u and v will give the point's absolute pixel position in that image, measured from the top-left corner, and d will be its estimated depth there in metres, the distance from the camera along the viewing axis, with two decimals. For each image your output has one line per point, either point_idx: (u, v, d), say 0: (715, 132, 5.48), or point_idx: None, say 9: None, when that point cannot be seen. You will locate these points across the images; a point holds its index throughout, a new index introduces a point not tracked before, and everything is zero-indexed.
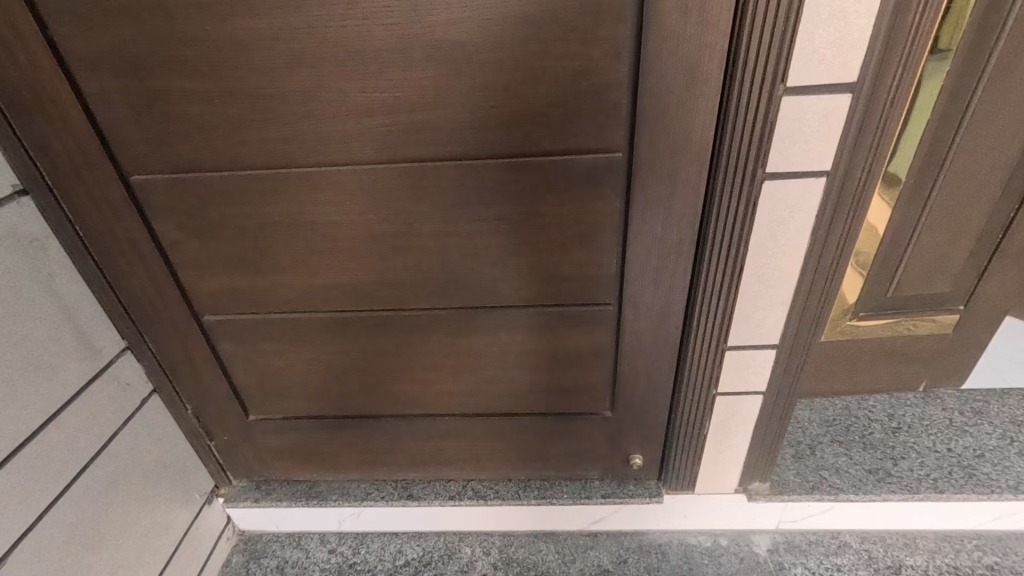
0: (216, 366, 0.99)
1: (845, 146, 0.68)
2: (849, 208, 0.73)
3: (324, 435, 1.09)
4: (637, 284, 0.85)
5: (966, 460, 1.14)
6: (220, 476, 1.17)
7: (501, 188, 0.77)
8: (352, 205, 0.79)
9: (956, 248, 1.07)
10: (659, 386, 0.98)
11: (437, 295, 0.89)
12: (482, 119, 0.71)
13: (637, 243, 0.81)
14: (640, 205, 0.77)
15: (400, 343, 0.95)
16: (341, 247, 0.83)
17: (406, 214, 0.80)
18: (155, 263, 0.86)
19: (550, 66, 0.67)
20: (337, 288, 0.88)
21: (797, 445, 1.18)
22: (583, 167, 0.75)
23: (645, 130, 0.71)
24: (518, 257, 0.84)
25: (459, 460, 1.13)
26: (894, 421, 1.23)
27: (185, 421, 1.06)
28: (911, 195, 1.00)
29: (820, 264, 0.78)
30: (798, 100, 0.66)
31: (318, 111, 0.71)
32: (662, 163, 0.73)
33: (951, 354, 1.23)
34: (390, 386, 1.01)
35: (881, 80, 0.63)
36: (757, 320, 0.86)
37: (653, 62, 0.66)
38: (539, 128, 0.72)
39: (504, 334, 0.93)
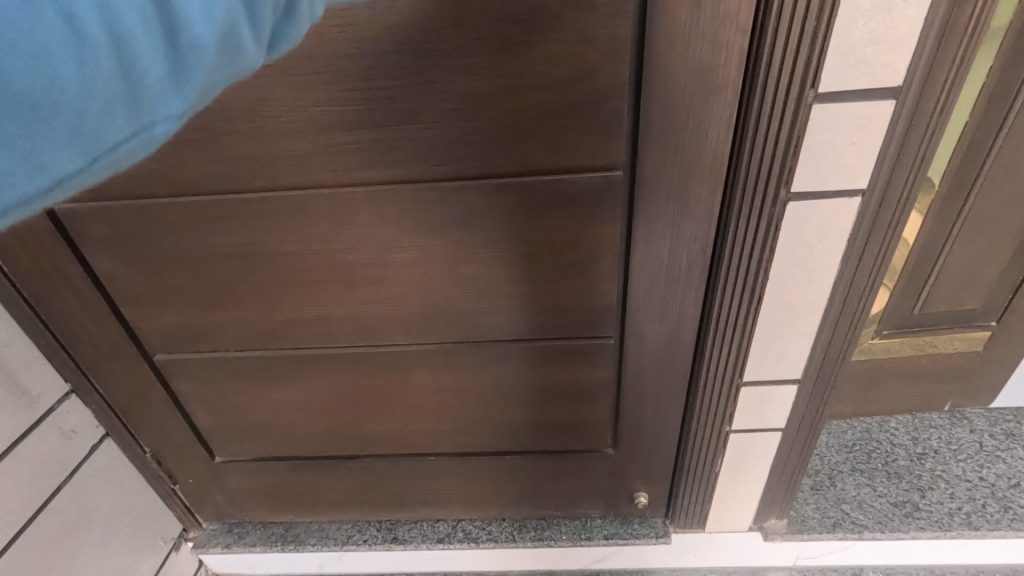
0: (172, 407, 0.89)
1: (885, 161, 0.58)
2: (886, 230, 0.63)
3: (299, 477, 1.00)
4: (641, 316, 0.75)
5: (1001, 491, 1.04)
6: (189, 519, 1.08)
7: (483, 212, 0.67)
8: (312, 233, 0.69)
9: (991, 261, 0.98)
10: (666, 422, 0.88)
11: (415, 330, 0.79)
12: (459, 135, 0.61)
13: (641, 271, 0.71)
14: (645, 229, 0.67)
15: (377, 381, 0.85)
16: (303, 280, 0.73)
17: (376, 243, 0.70)
18: (93, 300, 0.76)
19: (537, 72, 0.57)
20: (302, 324, 0.78)
21: (816, 475, 1.09)
22: (578, 187, 0.65)
23: (650, 144, 0.61)
24: (505, 287, 0.73)
25: (448, 500, 1.03)
26: (920, 446, 1.14)
27: (144, 464, 0.97)
28: (943, 205, 0.90)
29: (850, 292, 0.69)
30: (830, 108, 0.56)
31: (268, 129, 0.61)
32: (669, 181, 0.63)
33: (981, 373, 1.13)
34: (367, 426, 0.91)
35: (932, 83, 0.53)
36: (777, 353, 0.76)
37: (659, 66, 0.56)
38: (526, 144, 0.61)
39: (492, 370, 0.83)
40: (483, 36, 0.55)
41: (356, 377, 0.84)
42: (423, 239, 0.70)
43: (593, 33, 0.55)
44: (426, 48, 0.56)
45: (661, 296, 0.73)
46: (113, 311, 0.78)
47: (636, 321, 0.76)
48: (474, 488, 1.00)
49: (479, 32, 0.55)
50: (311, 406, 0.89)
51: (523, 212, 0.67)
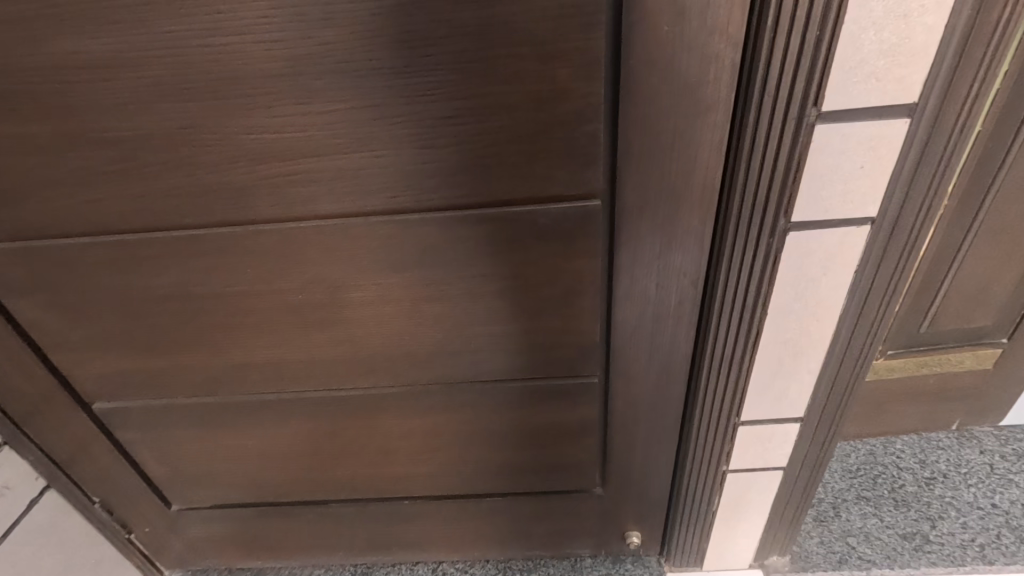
0: (120, 457, 0.83)
1: (897, 186, 0.51)
2: (898, 260, 0.56)
3: (263, 523, 0.92)
4: (628, 355, 0.68)
5: (1015, 520, 0.99)
6: (149, 568, 1.00)
7: (447, 246, 0.60)
8: (256, 272, 0.62)
9: (1003, 276, 0.91)
10: (658, 462, 0.81)
11: (379, 372, 0.71)
12: (413, 163, 0.54)
13: (627, 307, 0.64)
14: (629, 263, 0.60)
15: (341, 425, 0.77)
16: (250, 321, 0.66)
17: (329, 281, 0.63)
18: (14, 345, 0.69)
19: (498, 92, 0.50)
20: (253, 368, 0.71)
21: (819, 506, 1.02)
22: (552, 219, 0.58)
23: (632, 170, 0.53)
24: (476, 325, 0.66)
25: (426, 544, 0.96)
26: (927, 470, 1.07)
27: (93, 514, 0.89)
28: (953, 219, 0.83)
29: (858, 326, 0.62)
30: (835, 129, 0.49)
31: (195, 160, 0.54)
32: (654, 211, 0.56)
33: (990, 390, 1.07)
34: (334, 470, 0.84)
35: (952, 98, 0.46)
36: (777, 391, 0.69)
37: (638, 83, 0.48)
38: (491, 171, 0.54)
39: (466, 411, 0.76)
40: (435, 52, 0.48)
41: (317, 422, 0.77)
42: (382, 277, 0.62)
43: (562, 47, 0.48)
44: (370, 67, 0.49)
45: (648, 333, 0.66)
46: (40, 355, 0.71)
47: (622, 360, 0.69)
48: (454, 530, 0.93)
49: (431, 48, 0.48)
50: (270, 451, 0.81)
51: (491, 245, 0.60)
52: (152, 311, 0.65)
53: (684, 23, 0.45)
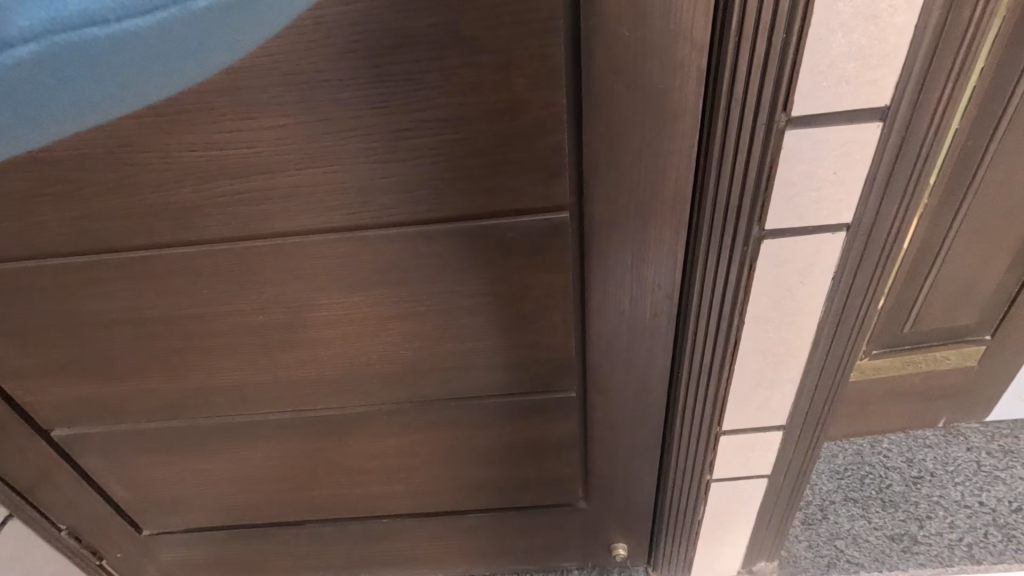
0: (81, 482, 0.81)
1: (871, 192, 0.50)
2: (875, 265, 0.55)
3: (239, 545, 0.90)
4: (605, 368, 0.66)
5: (1003, 518, 0.98)
6: None
7: (413, 261, 0.58)
8: (213, 293, 0.61)
9: (985, 274, 0.90)
10: (641, 474, 0.80)
11: (351, 389, 0.70)
12: (367, 179, 0.52)
13: (601, 320, 0.62)
14: (600, 274, 0.58)
15: (314, 443, 0.75)
16: (213, 341, 0.65)
17: (295, 298, 0.61)
18: None
19: (453, 103, 0.48)
20: (218, 388, 0.70)
21: (808, 509, 1.00)
22: (520, 231, 0.56)
23: (599, 180, 0.51)
24: (447, 341, 0.64)
25: (409, 562, 0.93)
26: (915, 469, 1.06)
27: (60, 541, 0.87)
28: (933, 218, 0.82)
29: (837, 332, 0.60)
30: (806, 134, 0.47)
31: (141, 181, 0.52)
32: (624, 221, 0.54)
33: (974, 386, 1.07)
34: (311, 489, 0.82)
35: (925, 100, 0.45)
36: (758, 400, 0.68)
37: (602, 91, 0.47)
38: (453, 184, 0.52)
39: (440, 428, 0.74)
40: (388, 63, 0.46)
41: (290, 439, 0.76)
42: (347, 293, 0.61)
43: (519, 54, 0.46)
44: (319, 81, 0.47)
45: (625, 346, 0.64)
46: None
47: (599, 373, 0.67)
48: (436, 548, 0.91)
49: (384, 59, 0.46)
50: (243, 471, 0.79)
51: (458, 259, 0.58)
52: (114, 332, 0.65)
53: (647, 28, 0.43)
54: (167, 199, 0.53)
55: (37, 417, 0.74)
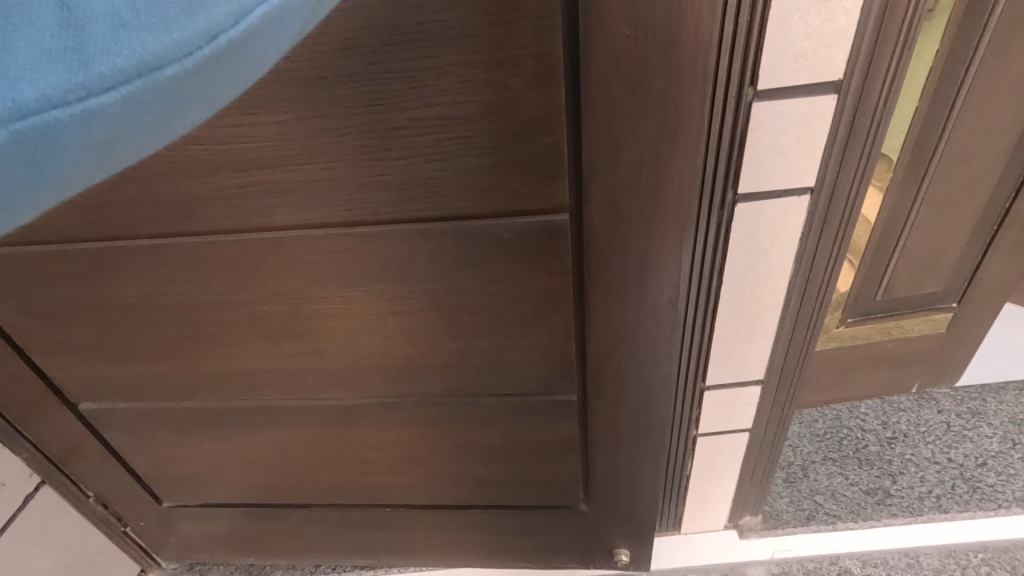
0: (106, 456, 0.87)
1: (830, 158, 0.56)
2: (838, 226, 0.61)
3: (252, 523, 0.95)
4: (604, 356, 0.70)
5: (969, 471, 1.05)
6: (146, 560, 1.03)
7: (409, 257, 0.63)
8: (229, 279, 0.67)
9: (950, 244, 0.97)
10: (644, 475, 0.83)
11: (361, 367, 0.74)
12: (363, 172, 0.57)
13: (602, 308, 0.65)
14: (600, 264, 0.62)
15: (323, 423, 0.81)
16: (227, 325, 0.71)
17: (313, 276, 0.67)
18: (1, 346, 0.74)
19: (445, 99, 0.53)
20: (233, 371, 0.76)
21: (789, 467, 1.08)
22: (513, 233, 0.61)
23: (597, 169, 0.55)
24: (448, 332, 0.69)
25: (408, 552, 0.99)
26: (890, 430, 1.14)
27: (89, 510, 0.92)
28: (899, 192, 0.89)
29: (808, 289, 0.67)
30: (772, 106, 0.53)
31: (168, 173, 0.59)
32: (621, 206, 0.58)
33: (944, 353, 1.14)
34: (326, 465, 0.87)
35: (875, 73, 0.51)
36: (738, 356, 0.74)
37: (596, 83, 0.50)
38: (458, 171, 0.57)
39: (438, 420, 0.79)
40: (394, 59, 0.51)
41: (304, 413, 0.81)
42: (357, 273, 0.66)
43: (514, 51, 0.50)
44: (319, 78, 0.52)
45: (623, 330, 0.67)
46: (25, 357, 0.76)
47: (598, 359, 0.70)
48: (440, 529, 0.95)
49: (390, 52, 0.51)
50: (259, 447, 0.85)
51: (462, 245, 0.62)
52: (139, 313, 0.71)
53: (641, 24, 0.47)
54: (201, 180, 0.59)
55: (67, 394, 0.80)
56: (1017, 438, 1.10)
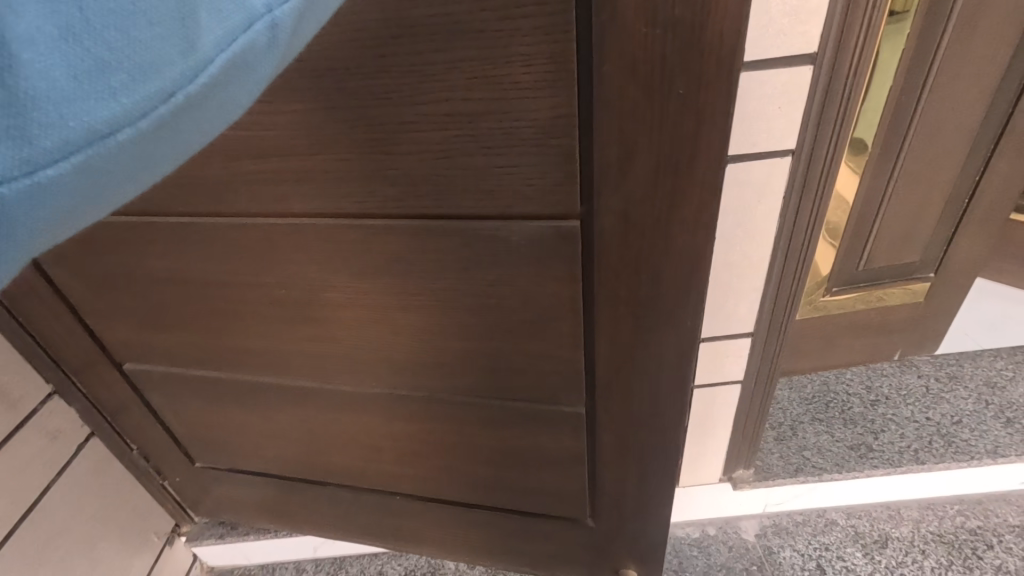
0: (149, 416, 0.94)
1: (809, 123, 0.64)
2: (817, 185, 0.69)
3: (276, 492, 1.02)
4: (614, 357, 0.71)
5: (945, 428, 1.13)
6: (181, 515, 1.11)
7: (416, 256, 0.66)
8: (253, 264, 0.71)
9: (925, 215, 1.05)
10: (650, 487, 0.86)
11: (374, 350, 0.77)
12: (369, 162, 0.59)
13: (610, 311, 0.67)
14: (610, 268, 0.63)
15: (337, 404, 0.86)
16: (249, 307, 0.76)
17: (326, 262, 0.70)
18: (56, 307, 0.81)
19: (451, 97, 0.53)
20: (257, 348, 0.81)
21: (779, 427, 1.16)
22: (522, 237, 0.61)
23: (609, 169, 0.56)
24: (453, 332, 0.72)
25: (414, 538, 1.06)
26: (873, 393, 1.22)
27: (133, 461, 1.00)
28: (877, 166, 0.97)
29: (792, 244, 0.74)
30: (756, 76, 0.61)
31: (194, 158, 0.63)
32: (631, 206, 0.58)
33: (924, 322, 1.22)
34: (345, 436, 0.91)
35: (844, 45, 0.59)
36: (730, 309, 0.82)
37: (606, 85, 0.51)
38: (470, 167, 0.57)
39: (445, 414, 0.83)
40: (406, 55, 0.52)
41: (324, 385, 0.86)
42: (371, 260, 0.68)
43: (521, 47, 0.50)
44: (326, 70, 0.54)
45: (632, 328, 0.68)
46: (78, 318, 0.82)
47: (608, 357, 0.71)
48: (449, 505, 0.98)
49: (401, 51, 0.52)
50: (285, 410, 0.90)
51: (472, 243, 0.63)
52: (172, 287, 0.76)
53: (655, 24, 0.48)
54: (228, 162, 0.63)
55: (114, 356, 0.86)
56: (991, 398, 1.18)
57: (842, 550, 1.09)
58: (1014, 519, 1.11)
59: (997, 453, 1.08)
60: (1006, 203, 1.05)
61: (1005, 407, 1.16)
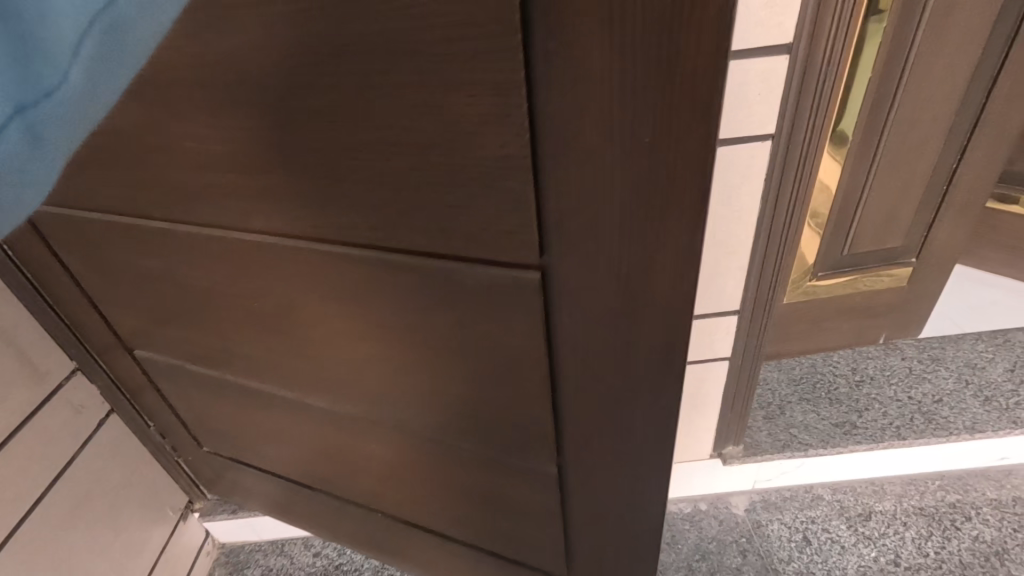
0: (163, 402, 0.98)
1: (787, 108, 0.69)
2: (796, 167, 0.74)
3: (271, 488, 1.04)
4: (582, 418, 0.63)
5: (926, 406, 1.18)
6: (195, 491, 1.16)
7: (376, 287, 0.60)
8: (225, 276, 0.68)
9: (905, 202, 1.10)
10: (629, 549, 0.78)
11: (345, 377, 0.73)
12: (321, 185, 0.53)
13: (576, 370, 0.59)
14: (573, 325, 0.56)
15: (317, 421, 0.84)
16: (227, 316, 0.74)
17: (295, 288, 0.65)
18: (73, 292, 0.83)
19: (394, 125, 0.46)
20: (239, 355, 0.79)
21: (767, 406, 1.21)
22: (479, 282, 0.55)
23: (567, 220, 0.48)
24: (419, 370, 0.66)
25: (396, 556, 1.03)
26: (858, 374, 1.27)
27: (150, 438, 1.04)
28: (858, 154, 1.02)
29: (774, 224, 0.79)
30: (737, 65, 0.66)
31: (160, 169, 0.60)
32: (596, 257, 0.50)
33: (907, 306, 1.27)
34: (330, 452, 0.88)
35: (818, 36, 0.64)
36: (717, 287, 0.87)
37: (558, 123, 0.43)
38: (420, 204, 0.51)
39: (417, 447, 0.78)
40: (359, 79, 0.45)
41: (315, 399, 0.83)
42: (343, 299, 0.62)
43: (464, 75, 0.42)
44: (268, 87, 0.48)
45: (604, 387, 0.60)
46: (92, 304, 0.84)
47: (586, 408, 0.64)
48: (432, 533, 0.94)
49: (353, 71, 0.44)
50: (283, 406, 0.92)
51: (429, 281, 0.57)
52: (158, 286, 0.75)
53: (614, 51, 0.39)
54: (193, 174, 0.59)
55: (126, 341, 0.88)
56: (971, 378, 1.23)
57: (828, 523, 1.14)
58: (992, 493, 1.16)
59: (974, 428, 1.13)
60: (982, 190, 1.10)
61: (984, 387, 1.21)
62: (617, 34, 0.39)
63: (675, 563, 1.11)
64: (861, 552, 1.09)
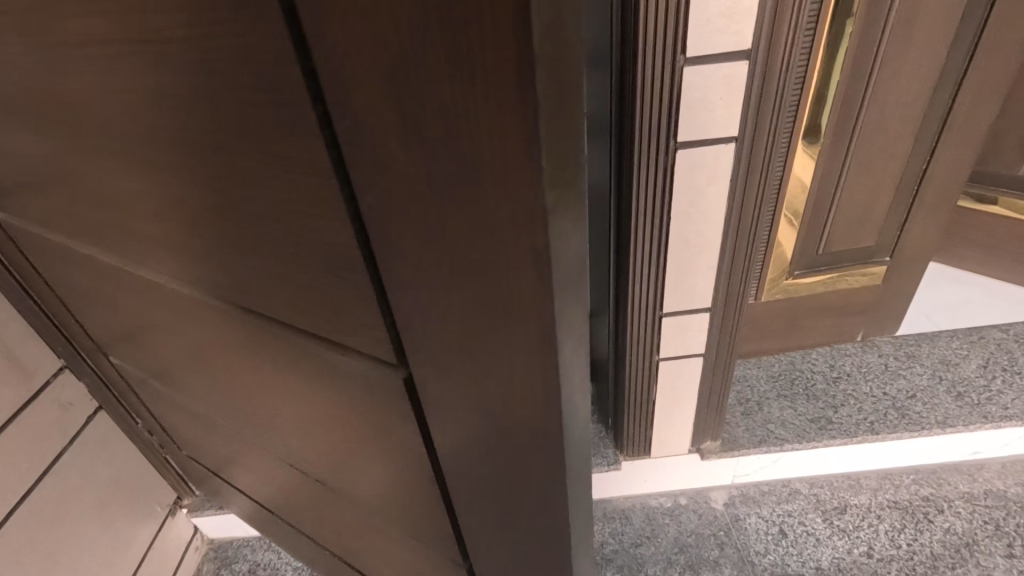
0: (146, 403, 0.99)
1: (749, 110, 0.72)
2: (760, 168, 0.77)
3: (239, 500, 1.03)
4: (477, 520, 0.56)
5: (900, 401, 1.21)
6: (183, 488, 1.18)
7: (276, 347, 0.56)
8: (160, 309, 0.66)
9: (877, 202, 1.13)
10: None
11: (272, 422, 0.69)
12: (208, 240, 0.49)
13: (459, 474, 0.52)
14: (445, 430, 0.49)
15: (261, 454, 0.80)
16: (168, 343, 0.72)
17: (213, 331, 0.62)
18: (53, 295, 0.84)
19: (244, 195, 0.41)
20: (186, 379, 0.78)
21: (745, 402, 1.24)
22: (357, 365, 0.49)
23: (415, 325, 0.42)
24: (329, 432, 0.61)
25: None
26: (836, 370, 1.30)
27: (139, 435, 1.07)
28: (829, 156, 1.05)
29: (742, 223, 0.82)
30: (697, 70, 0.69)
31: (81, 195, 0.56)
32: (453, 364, 0.44)
33: (883, 303, 1.30)
34: (274, 487, 0.85)
35: (775, 42, 0.67)
36: (688, 285, 0.89)
37: (379, 221, 0.37)
38: (288, 279, 0.46)
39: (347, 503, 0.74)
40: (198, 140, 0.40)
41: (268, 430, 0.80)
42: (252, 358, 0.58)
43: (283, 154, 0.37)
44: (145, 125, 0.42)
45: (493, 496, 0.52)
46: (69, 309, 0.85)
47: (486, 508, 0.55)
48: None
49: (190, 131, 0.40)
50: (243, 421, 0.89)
51: (315, 352, 0.52)
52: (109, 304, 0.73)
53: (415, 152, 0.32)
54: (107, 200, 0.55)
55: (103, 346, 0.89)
56: (945, 374, 1.25)
57: (804, 517, 1.17)
58: (964, 486, 1.19)
59: (947, 423, 1.16)
60: (952, 190, 1.13)
61: (957, 382, 1.23)
62: (415, 137, 0.31)
63: (654, 556, 1.14)
64: (835, 544, 1.12)
